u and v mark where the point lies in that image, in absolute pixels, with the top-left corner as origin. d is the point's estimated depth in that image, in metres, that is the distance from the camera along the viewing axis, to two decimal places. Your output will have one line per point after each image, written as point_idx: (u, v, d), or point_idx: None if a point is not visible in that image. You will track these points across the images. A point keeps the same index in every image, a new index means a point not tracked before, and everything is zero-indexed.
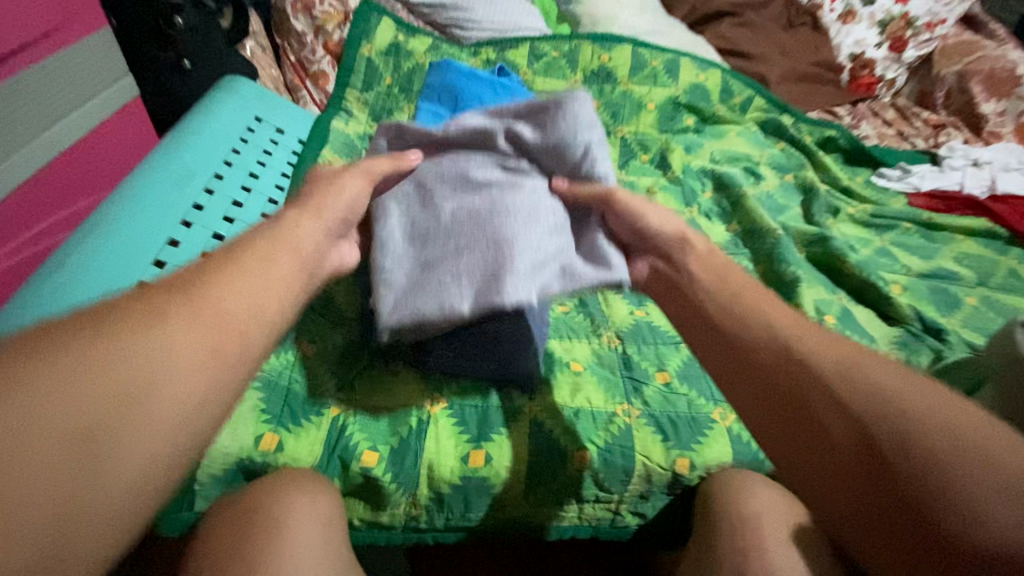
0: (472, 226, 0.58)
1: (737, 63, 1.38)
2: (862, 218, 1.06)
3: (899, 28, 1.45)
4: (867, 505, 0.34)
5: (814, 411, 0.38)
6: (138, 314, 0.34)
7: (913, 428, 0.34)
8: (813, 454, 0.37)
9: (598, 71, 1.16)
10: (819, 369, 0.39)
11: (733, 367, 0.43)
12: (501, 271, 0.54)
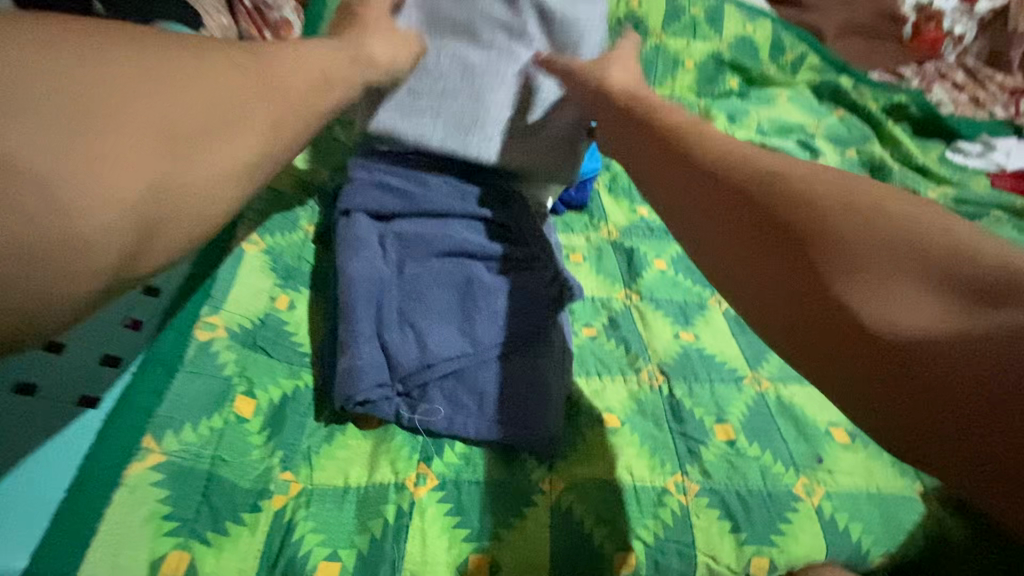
0: (463, 67, 0.56)
1: (786, 12, 1.15)
2: (944, 206, 0.87)
3: None
4: (839, 317, 0.27)
5: (774, 215, 0.31)
6: None
7: (844, 221, 0.29)
8: (776, 261, 0.30)
9: (626, 19, 0.93)
10: (782, 179, 0.32)
11: (671, 171, 0.37)
12: (477, 121, 0.57)
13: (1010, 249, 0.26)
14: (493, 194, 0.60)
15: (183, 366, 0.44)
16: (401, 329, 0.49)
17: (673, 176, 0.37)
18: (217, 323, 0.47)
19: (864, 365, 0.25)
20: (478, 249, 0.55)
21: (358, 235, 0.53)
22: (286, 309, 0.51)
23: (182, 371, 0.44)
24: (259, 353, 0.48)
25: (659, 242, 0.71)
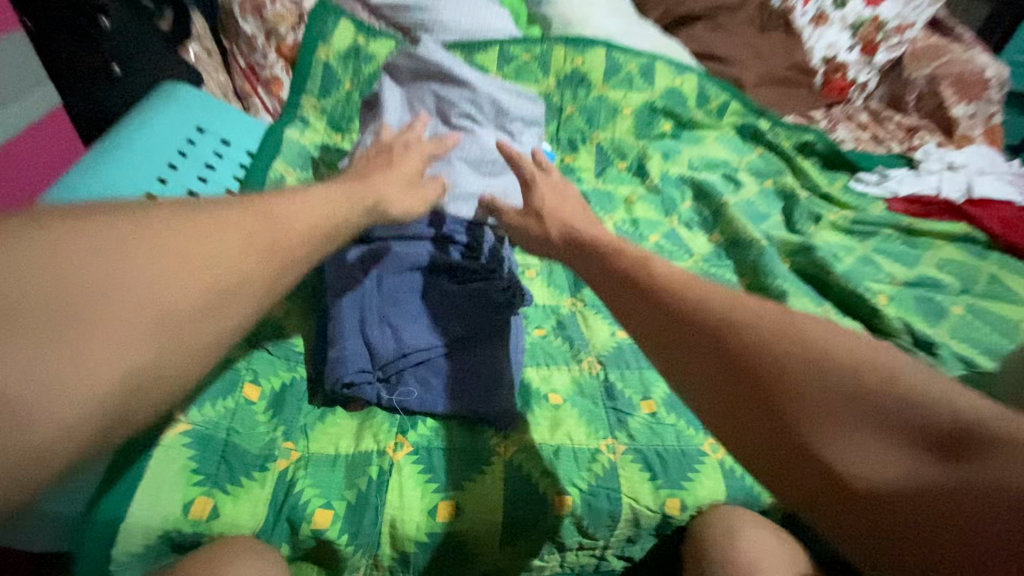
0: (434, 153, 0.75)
1: (713, 65, 1.33)
2: (842, 224, 1.03)
3: (870, 31, 1.42)
4: (810, 470, 0.28)
5: (746, 360, 0.32)
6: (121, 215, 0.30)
7: (817, 361, 0.30)
8: (752, 408, 0.31)
9: (571, 75, 1.11)
10: (743, 318, 0.34)
11: (641, 307, 0.39)
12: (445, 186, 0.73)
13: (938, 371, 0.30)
14: (457, 221, 0.72)
15: None
16: (382, 327, 0.60)
17: (644, 312, 0.39)
18: None
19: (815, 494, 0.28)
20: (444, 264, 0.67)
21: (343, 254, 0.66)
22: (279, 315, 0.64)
23: None
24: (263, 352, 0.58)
25: None
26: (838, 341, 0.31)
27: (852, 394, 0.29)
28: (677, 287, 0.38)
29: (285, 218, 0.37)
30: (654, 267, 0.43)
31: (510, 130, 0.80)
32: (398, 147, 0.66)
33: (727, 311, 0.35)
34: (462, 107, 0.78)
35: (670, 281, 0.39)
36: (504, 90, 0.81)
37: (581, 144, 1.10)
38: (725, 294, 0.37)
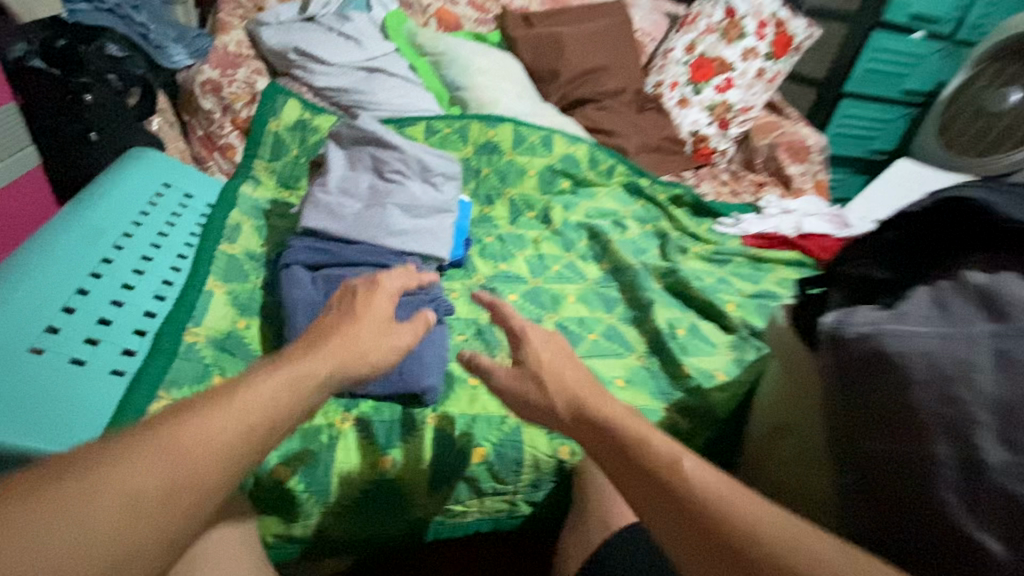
0: (370, 200, 0.94)
1: (603, 136, 1.64)
2: (705, 255, 1.30)
3: (722, 112, 1.77)
4: None
5: (739, 552, 0.37)
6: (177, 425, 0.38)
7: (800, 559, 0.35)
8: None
9: (485, 144, 1.36)
10: (743, 517, 0.38)
11: (641, 478, 0.43)
12: (380, 227, 0.91)
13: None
14: (388, 252, 0.91)
15: (178, 355, 0.72)
16: None
17: (650, 491, 0.42)
18: (200, 333, 0.76)
19: None
20: None
21: (298, 276, 0.82)
22: (244, 329, 0.80)
23: (178, 359, 0.72)
24: (228, 355, 0.76)
25: (512, 284, 1.07)
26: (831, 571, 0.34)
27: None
28: (679, 466, 0.42)
29: (198, 439, 0.37)
30: (652, 439, 0.45)
31: (434, 185, 1.00)
32: (363, 288, 0.59)
33: (729, 514, 0.38)
34: (392, 167, 0.98)
35: (678, 458, 0.42)
36: (424, 151, 1.02)
37: (496, 199, 1.33)
38: (728, 484, 0.40)
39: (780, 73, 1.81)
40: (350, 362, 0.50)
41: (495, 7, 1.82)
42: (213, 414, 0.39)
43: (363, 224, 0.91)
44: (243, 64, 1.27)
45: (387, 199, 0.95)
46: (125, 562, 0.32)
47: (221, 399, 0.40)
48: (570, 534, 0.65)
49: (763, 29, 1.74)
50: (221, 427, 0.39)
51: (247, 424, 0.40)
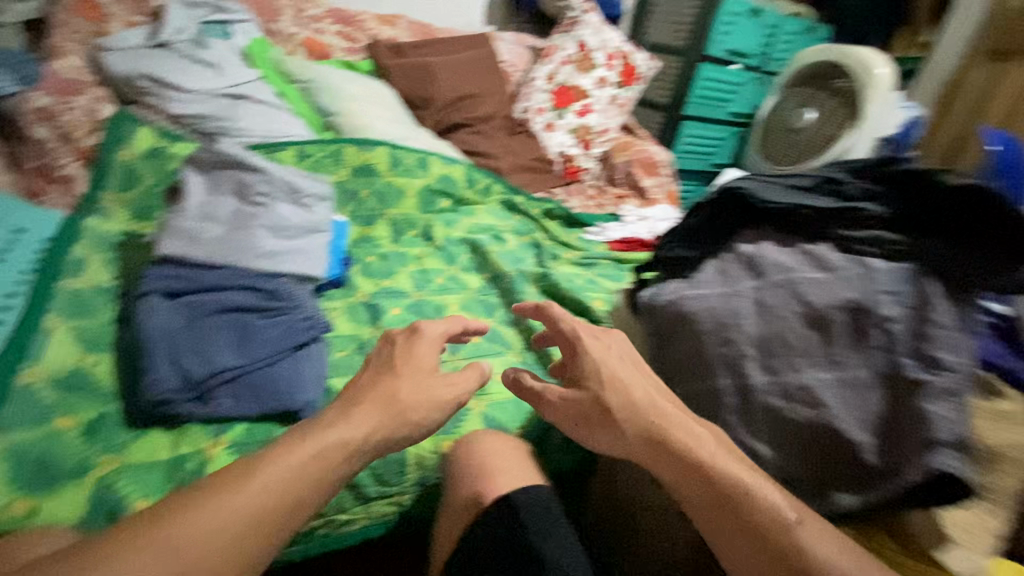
0: (236, 224, 0.93)
1: (478, 158, 1.74)
2: (575, 260, 1.43)
3: (583, 134, 1.96)
4: None
5: (727, 505, 0.52)
6: (237, 470, 0.55)
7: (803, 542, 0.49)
8: (733, 532, 0.51)
9: (361, 167, 1.38)
10: (764, 505, 0.51)
11: (689, 474, 0.54)
12: (248, 250, 0.90)
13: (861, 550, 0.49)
14: (258, 274, 0.90)
15: (10, 400, 0.67)
16: (196, 360, 0.74)
17: (656, 461, 0.56)
18: (35, 373, 0.71)
19: None
20: (250, 308, 0.83)
21: (155, 305, 0.79)
22: (91, 366, 0.75)
23: (10, 403, 0.67)
24: (71, 393, 0.71)
25: (395, 297, 1.08)
26: (788, 525, 0.50)
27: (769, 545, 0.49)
28: (719, 464, 0.54)
29: (246, 495, 0.53)
30: (669, 417, 0.58)
31: (304, 207, 1.01)
32: (406, 337, 0.73)
33: (750, 501, 0.51)
34: (257, 190, 0.97)
35: (686, 441, 0.55)
36: (292, 173, 1.03)
37: (377, 219, 1.36)
38: (746, 479, 0.53)
39: (630, 99, 2.04)
40: (378, 431, 0.62)
41: (365, 37, 1.88)
42: (265, 467, 0.55)
43: (230, 249, 0.90)
44: (84, 90, 1.20)
45: (254, 222, 0.94)
46: (196, 564, 0.48)
47: (277, 459, 0.56)
48: (450, 516, 0.68)
49: (611, 61, 1.97)
50: (262, 487, 0.54)
51: (289, 477, 0.55)
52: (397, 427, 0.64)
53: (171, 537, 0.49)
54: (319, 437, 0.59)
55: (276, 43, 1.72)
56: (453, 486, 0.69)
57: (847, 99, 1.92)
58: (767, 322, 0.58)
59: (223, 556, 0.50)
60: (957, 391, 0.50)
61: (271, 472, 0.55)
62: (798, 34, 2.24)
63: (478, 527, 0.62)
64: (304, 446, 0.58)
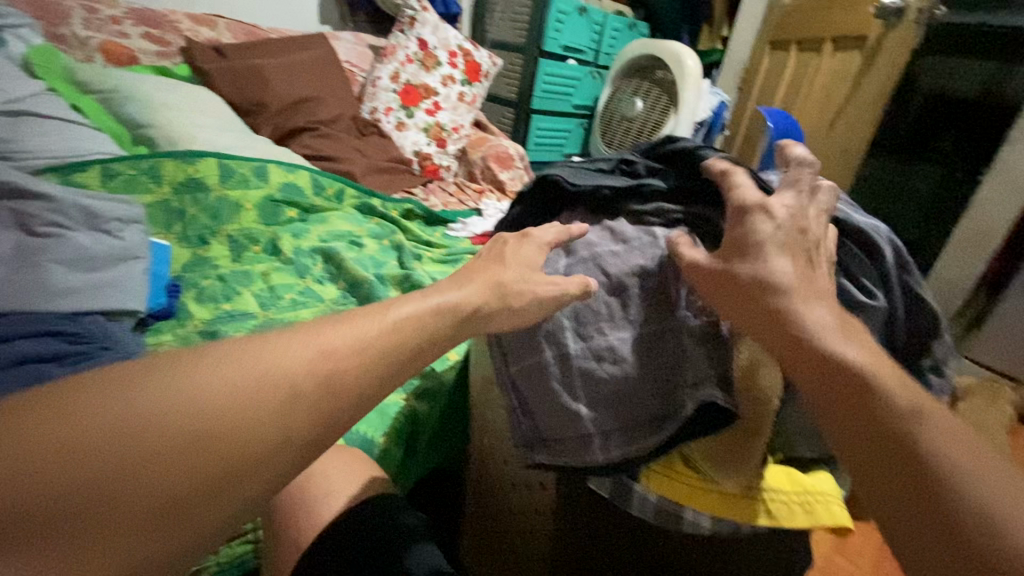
0: (19, 262, 0.79)
1: (327, 163, 1.65)
2: (439, 258, 1.42)
3: (437, 131, 1.96)
4: (925, 512, 0.34)
5: (856, 379, 0.41)
6: (208, 356, 0.36)
7: (918, 441, 0.37)
8: (836, 412, 0.41)
9: (186, 182, 1.25)
10: (881, 392, 0.40)
11: (789, 341, 0.45)
12: (39, 291, 0.78)
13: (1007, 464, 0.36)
14: (57, 316, 0.78)
15: None
16: None
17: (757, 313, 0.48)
18: None
19: (923, 527, 0.34)
20: (48, 356, 0.71)
21: None
22: None
23: None
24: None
25: (238, 321, 0.99)
26: (902, 408, 0.39)
27: (887, 439, 0.38)
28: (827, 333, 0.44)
29: (240, 371, 0.35)
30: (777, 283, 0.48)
31: (113, 234, 0.89)
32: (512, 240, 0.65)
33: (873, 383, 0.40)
34: (44, 221, 0.84)
35: (799, 313, 0.46)
36: (89, 196, 0.90)
37: (212, 238, 1.23)
38: (872, 359, 0.42)
39: (477, 95, 2.08)
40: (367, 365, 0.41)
41: (178, 39, 1.69)
42: (266, 355, 0.37)
43: (13, 291, 0.76)
44: None
45: (44, 257, 0.81)
46: (137, 473, 0.30)
47: (303, 338, 0.39)
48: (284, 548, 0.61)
49: (453, 58, 2.00)
50: (276, 368, 0.36)
51: (278, 389, 0.35)
52: (451, 322, 0.50)
53: (121, 416, 0.31)
54: (347, 341, 0.41)
55: (64, 49, 1.49)
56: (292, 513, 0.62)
57: (667, 88, 2.15)
58: (579, 294, 0.61)
59: (187, 474, 0.31)
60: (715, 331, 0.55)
61: (281, 362, 0.37)
62: (622, 30, 2.47)
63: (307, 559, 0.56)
64: (311, 348, 0.39)
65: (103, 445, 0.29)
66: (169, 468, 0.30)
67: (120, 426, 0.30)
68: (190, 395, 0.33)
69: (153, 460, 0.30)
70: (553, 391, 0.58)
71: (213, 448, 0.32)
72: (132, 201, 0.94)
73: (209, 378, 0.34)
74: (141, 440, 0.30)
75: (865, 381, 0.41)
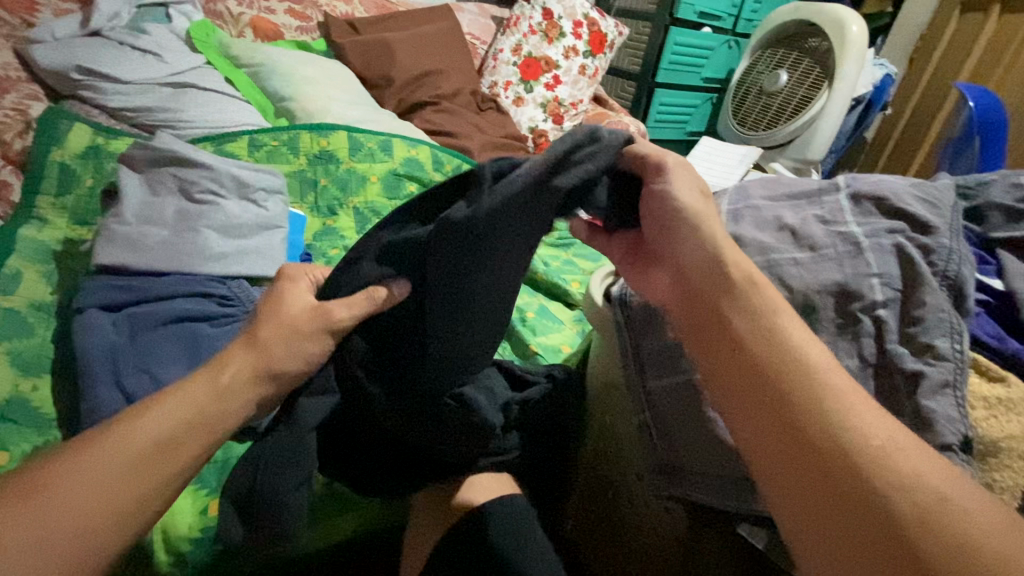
0: (179, 227, 0.86)
1: (446, 140, 1.62)
2: (551, 241, 1.29)
3: (555, 107, 1.87)
4: (894, 549, 0.33)
5: (798, 420, 0.40)
6: (135, 409, 0.47)
7: (875, 478, 0.36)
8: (756, 416, 0.42)
9: (320, 154, 1.30)
10: (829, 431, 0.39)
11: (739, 376, 0.44)
12: (194, 253, 0.84)
13: (964, 485, 0.35)
14: (207, 277, 0.84)
15: None
16: (141, 376, 0.69)
17: (704, 326, 0.48)
18: None
19: (893, 572, 0.33)
20: (201, 315, 0.78)
21: (91, 319, 0.73)
22: (28, 390, 0.70)
23: None
24: (1, 423, 0.66)
25: None
26: (861, 442, 0.38)
27: (841, 482, 0.37)
28: (776, 364, 0.43)
29: (166, 414, 0.47)
30: (748, 299, 0.47)
31: (258, 203, 0.94)
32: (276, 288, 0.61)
33: (827, 418, 0.39)
34: (199, 189, 0.91)
35: (762, 341, 0.44)
36: (241, 167, 0.96)
37: (340, 209, 1.27)
38: (815, 385, 0.41)
39: (600, 68, 1.96)
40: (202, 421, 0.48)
41: (319, 14, 1.77)
42: (151, 414, 0.47)
43: (174, 253, 0.83)
44: (11, 87, 1.20)
45: (200, 224, 0.87)
46: (97, 494, 0.41)
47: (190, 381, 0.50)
48: (412, 541, 0.63)
49: (579, 28, 1.89)
50: (183, 407, 0.48)
51: (154, 429, 0.46)
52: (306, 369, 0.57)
53: (81, 461, 0.43)
54: (189, 395, 0.49)
55: (220, 25, 1.61)
56: (422, 505, 0.64)
57: (821, 59, 1.89)
58: None
59: (126, 491, 0.43)
60: (952, 380, 0.45)
61: (157, 416, 0.47)
62: None
63: (437, 554, 0.56)
64: (184, 396, 0.49)
65: (61, 483, 0.41)
66: (111, 491, 0.42)
67: (86, 474, 0.42)
68: (134, 436, 0.45)
69: (97, 490, 0.42)
70: (702, 417, 0.53)
71: (145, 472, 0.44)
72: (275, 171, 0.99)
73: (101, 448, 0.44)
74: (92, 470, 0.42)
75: (810, 423, 0.39)
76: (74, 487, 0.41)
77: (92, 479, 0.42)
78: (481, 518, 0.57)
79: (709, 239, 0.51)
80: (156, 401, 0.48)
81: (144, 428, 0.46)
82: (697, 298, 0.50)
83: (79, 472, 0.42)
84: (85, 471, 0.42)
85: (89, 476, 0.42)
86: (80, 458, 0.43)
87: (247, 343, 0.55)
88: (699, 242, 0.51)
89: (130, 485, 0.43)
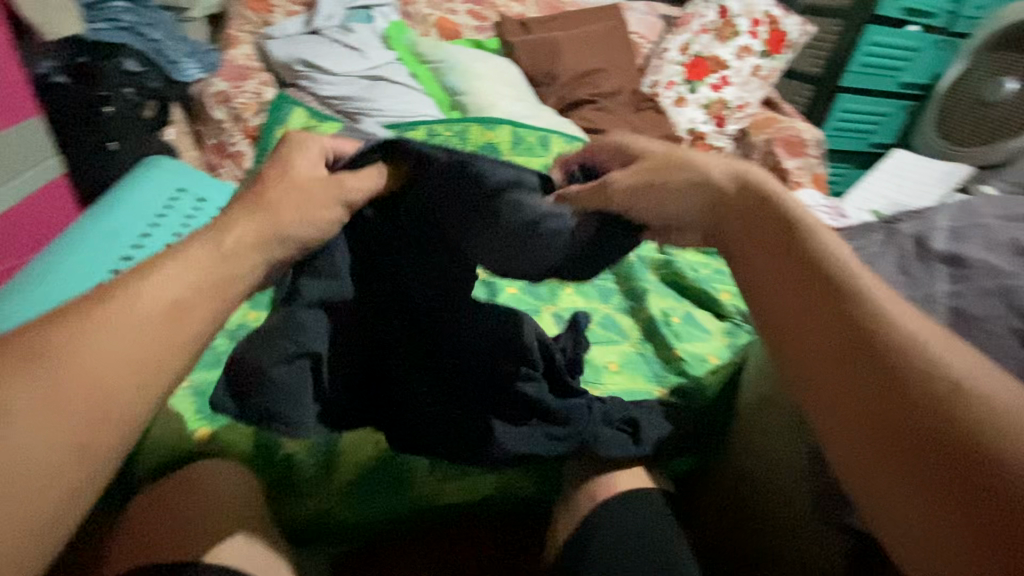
0: None
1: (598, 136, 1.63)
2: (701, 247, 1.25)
3: (719, 109, 1.77)
4: (949, 451, 0.34)
5: (857, 336, 0.41)
6: (133, 279, 0.43)
7: (930, 387, 0.37)
8: (811, 334, 0.43)
9: (485, 145, 1.39)
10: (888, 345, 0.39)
11: (795, 300, 0.45)
12: None
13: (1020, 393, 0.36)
14: None
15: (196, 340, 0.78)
16: None
17: (766, 253, 0.49)
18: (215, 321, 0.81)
19: (951, 474, 0.34)
20: None
21: None
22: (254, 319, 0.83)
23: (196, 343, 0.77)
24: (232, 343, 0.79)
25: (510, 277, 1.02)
26: (916, 355, 0.38)
27: (892, 392, 0.38)
28: (831, 287, 0.44)
29: (180, 278, 0.43)
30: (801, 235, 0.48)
31: None
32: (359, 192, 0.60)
33: (882, 332, 0.40)
34: None
35: (824, 267, 0.45)
36: None
37: None
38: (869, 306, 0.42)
39: (775, 69, 1.82)
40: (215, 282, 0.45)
41: (495, 15, 1.89)
42: (156, 280, 0.43)
43: None
44: (253, 76, 1.47)
45: None
46: (124, 358, 0.38)
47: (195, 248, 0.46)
48: (564, 509, 0.62)
49: (756, 27, 1.78)
50: (196, 274, 0.44)
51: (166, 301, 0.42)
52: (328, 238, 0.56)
53: (94, 330, 0.38)
54: (196, 260, 0.45)
55: (411, 25, 1.79)
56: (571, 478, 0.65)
57: None
58: (976, 338, 0.47)
59: (151, 353, 0.39)
60: None
61: (166, 283, 0.43)
62: None
63: (588, 523, 0.56)
64: (190, 266, 0.45)
65: (77, 348, 0.37)
66: (133, 357, 0.38)
67: (104, 342, 0.38)
68: (152, 305, 0.41)
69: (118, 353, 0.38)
70: None
71: (167, 337, 0.40)
72: None
73: (106, 320, 0.39)
74: (105, 337, 0.38)
75: (872, 339, 0.40)
76: (84, 354, 0.37)
77: (109, 345, 0.38)
78: (636, 504, 0.57)
79: (762, 190, 0.52)
80: (162, 271, 0.44)
81: (155, 298, 0.41)
82: (753, 244, 0.50)
83: (95, 340, 0.38)
84: (99, 338, 0.38)
85: (103, 343, 0.38)
86: (93, 326, 0.39)
87: (252, 206, 0.51)
88: (751, 194, 0.52)
89: (150, 351, 0.39)
